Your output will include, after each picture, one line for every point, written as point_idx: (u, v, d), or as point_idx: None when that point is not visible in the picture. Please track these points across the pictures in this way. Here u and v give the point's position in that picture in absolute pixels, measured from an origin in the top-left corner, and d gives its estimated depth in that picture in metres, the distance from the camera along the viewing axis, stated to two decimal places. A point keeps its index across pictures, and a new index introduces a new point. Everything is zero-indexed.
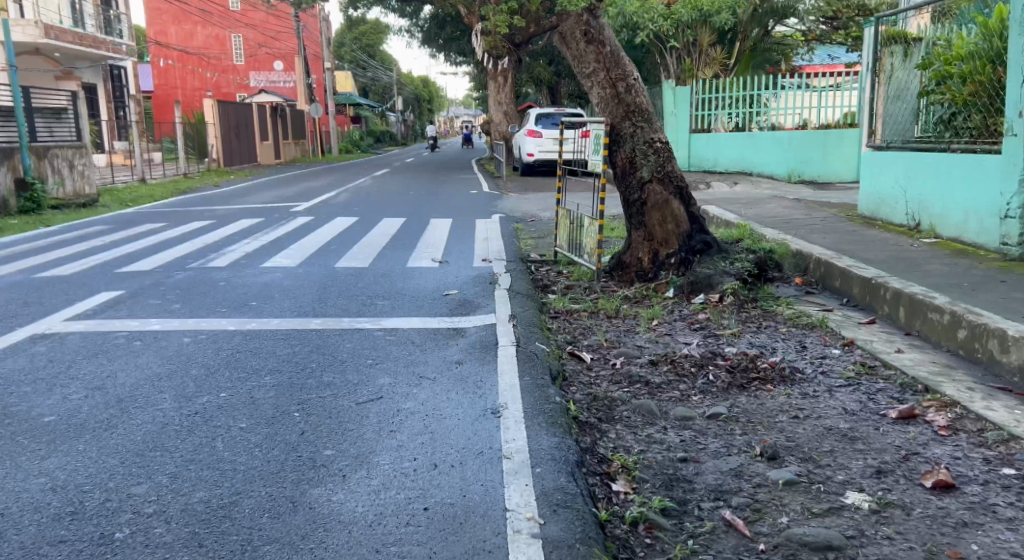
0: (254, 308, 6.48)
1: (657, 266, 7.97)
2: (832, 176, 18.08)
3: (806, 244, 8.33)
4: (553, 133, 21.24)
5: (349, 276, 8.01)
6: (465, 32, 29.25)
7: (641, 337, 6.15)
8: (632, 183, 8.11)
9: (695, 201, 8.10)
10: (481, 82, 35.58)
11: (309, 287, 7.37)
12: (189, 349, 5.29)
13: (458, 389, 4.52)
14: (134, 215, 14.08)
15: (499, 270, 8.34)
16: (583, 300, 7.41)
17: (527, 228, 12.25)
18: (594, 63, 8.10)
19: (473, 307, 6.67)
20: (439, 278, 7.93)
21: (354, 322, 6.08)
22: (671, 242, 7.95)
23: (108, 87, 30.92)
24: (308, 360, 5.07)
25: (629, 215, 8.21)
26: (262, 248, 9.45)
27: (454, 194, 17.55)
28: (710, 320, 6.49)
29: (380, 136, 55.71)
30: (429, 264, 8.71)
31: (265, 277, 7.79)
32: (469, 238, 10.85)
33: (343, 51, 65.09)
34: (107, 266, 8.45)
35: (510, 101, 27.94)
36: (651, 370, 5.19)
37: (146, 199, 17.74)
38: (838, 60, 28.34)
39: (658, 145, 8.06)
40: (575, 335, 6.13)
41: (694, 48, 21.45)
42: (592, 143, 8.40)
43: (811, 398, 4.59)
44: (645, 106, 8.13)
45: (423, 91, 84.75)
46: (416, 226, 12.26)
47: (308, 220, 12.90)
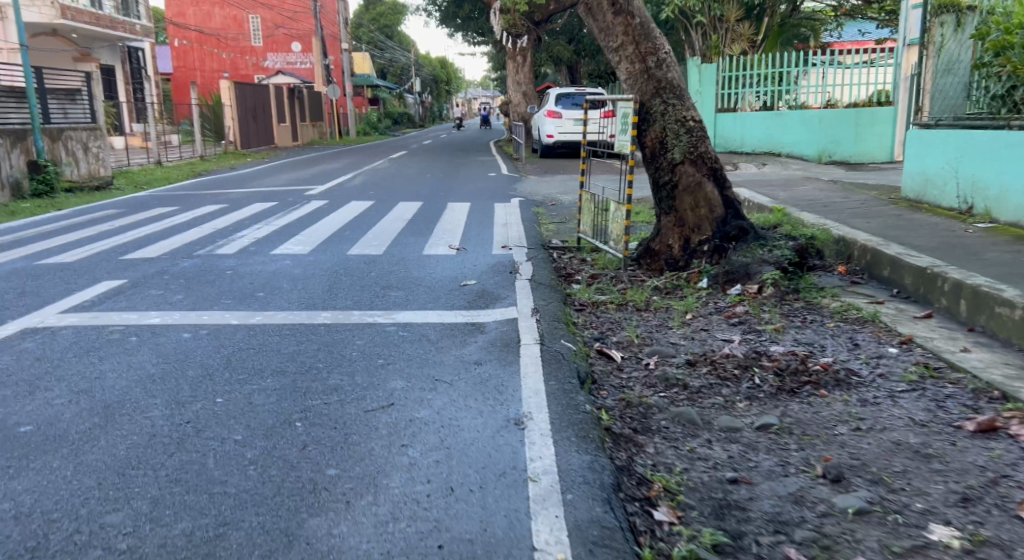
0: (260, 300, 6.05)
1: (688, 254, 7.47)
2: (868, 156, 17.31)
3: (850, 231, 7.81)
4: (574, 113, 20.66)
5: (363, 264, 7.57)
6: (484, 10, 28.64)
7: (675, 332, 5.67)
8: (662, 165, 7.59)
9: (730, 183, 7.57)
10: (500, 62, 34.99)
11: (320, 277, 6.93)
12: (188, 345, 4.87)
13: (477, 395, 4.07)
14: (145, 198, 13.70)
15: (519, 258, 7.87)
16: (610, 290, 6.93)
17: (548, 213, 11.77)
18: (621, 36, 7.58)
19: (494, 299, 6.22)
20: (457, 267, 7.48)
21: (365, 317, 5.63)
22: (704, 227, 7.43)
23: (126, 69, 30.56)
24: (315, 359, 4.63)
25: (659, 199, 7.71)
26: (273, 234, 9.04)
27: (473, 176, 17.07)
28: (750, 314, 6.01)
29: (398, 118, 55.26)
30: (446, 252, 8.26)
31: (274, 266, 7.36)
32: (487, 223, 10.39)
33: (361, 32, 64.54)
34: (111, 252, 8.05)
35: (530, 81, 27.35)
36: (690, 371, 4.73)
37: (161, 182, 17.37)
38: (869, 36, 27.49)
39: (691, 124, 7.53)
40: (604, 331, 5.67)
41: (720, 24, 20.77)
42: (619, 122, 7.88)
43: (871, 407, 4.12)
44: (676, 80, 7.60)
45: (441, 72, 84.09)
46: (432, 211, 11.81)
47: (322, 204, 12.48)
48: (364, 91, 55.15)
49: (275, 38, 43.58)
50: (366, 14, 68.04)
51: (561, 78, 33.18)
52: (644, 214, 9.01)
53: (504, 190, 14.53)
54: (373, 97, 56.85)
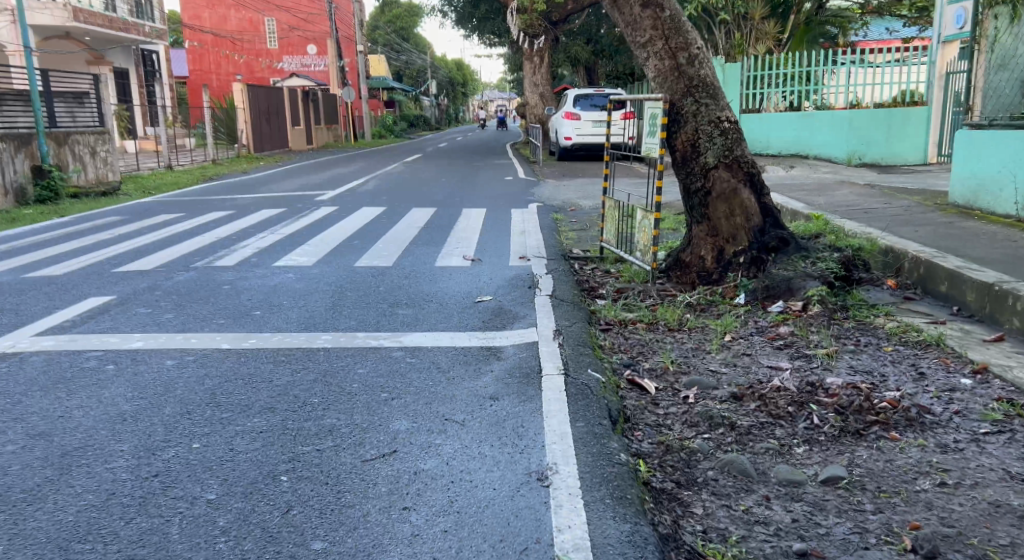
0: (256, 319, 5.51)
1: (722, 267, 6.90)
2: (898, 159, 16.59)
3: (900, 240, 7.20)
4: (592, 116, 20.08)
5: (371, 277, 7.03)
6: (500, 11, 28.16)
7: (713, 356, 5.11)
8: (694, 170, 7.01)
9: (768, 190, 6.99)
10: (517, 64, 34.49)
11: (323, 292, 6.39)
12: (171, 373, 4.33)
13: (494, 439, 3.52)
14: (151, 204, 13.26)
15: (538, 270, 7.33)
16: (638, 307, 6.37)
17: (567, 219, 11.18)
18: (650, 30, 7.01)
19: (511, 318, 5.67)
20: (472, 281, 6.93)
21: (368, 340, 5.08)
22: (739, 237, 6.86)
23: (140, 72, 30.25)
24: (310, 393, 4.08)
25: (690, 207, 7.13)
26: (278, 244, 8.52)
27: (489, 181, 16.54)
28: (796, 336, 5.46)
29: (413, 120, 54.93)
30: (460, 263, 7.72)
31: (276, 279, 6.83)
32: (503, 231, 9.86)
33: (377, 34, 64.31)
34: (104, 263, 7.55)
35: (547, 83, 26.75)
36: (736, 406, 4.15)
37: (170, 186, 16.94)
38: (896, 34, 26.72)
39: (725, 125, 6.93)
40: (635, 355, 5.10)
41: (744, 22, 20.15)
42: (645, 123, 7.31)
43: (954, 454, 3.53)
44: (709, 77, 7.00)
45: (456, 73, 83.79)
46: (446, 217, 11.28)
47: (331, 210, 11.97)
48: (379, 93, 54.80)
49: (290, 40, 43.27)
50: (381, 16, 67.78)
51: (578, 80, 32.64)
52: (672, 221, 8.46)
53: (522, 195, 14.00)
54: (388, 100, 56.50)
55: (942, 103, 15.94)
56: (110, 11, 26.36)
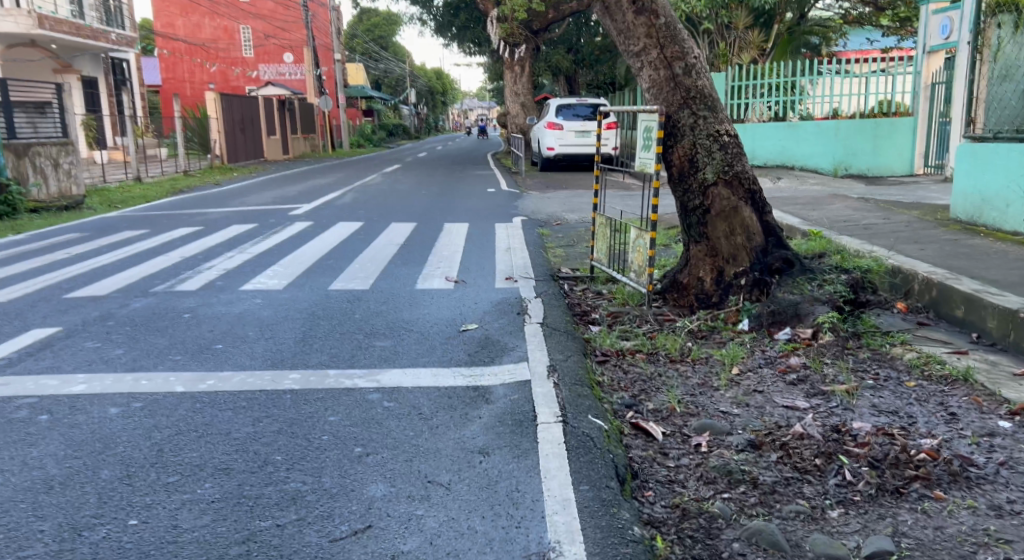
0: (217, 354, 4.99)
1: (722, 290, 6.47)
2: (885, 169, 16.27)
3: (909, 261, 6.79)
4: (576, 125, 19.66)
5: (345, 303, 6.52)
6: (480, 20, 27.80)
7: (723, 393, 4.64)
8: (692, 187, 6.58)
9: (770, 207, 6.58)
10: (496, 73, 34.09)
11: (293, 321, 5.88)
12: (114, 424, 3.82)
13: (484, 511, 3.04)
14: (116, 219, 12.66)
15: (527, 293, 6.86)
16: (635, 334, 5.91)
17: (553, 235, 10.72)
18: (644, 38, 6.58)
19: (499, 351, 5.18)
20: (455, 306, 6.44)
21: (340, 379, 4.57)
22: (740, 258, 6.44)
23: (110, 81, 29.53)
24: (272, 449, 3.58)
25: (687, 225, 6.70)
26: (246, 264, 7.98)
27: (470, 193, 16.06)
28: (809, 368, 5.01)
29: (393, 130, 54.41)
30: (442, 285, 7.23)
31: (240, 306, 6.30)
32: (488, 248, 9.38)
33: (355, 42, 63.84)
34: (54, 288, 6.98)
35: (528, 92, 26.33)
36: (755, 457, 3.69)
37: (137, 200, 16.31)
38: (876, 44, 26.57)
39: (725, 139, 6.51)
40: (637, 394, 4.62)
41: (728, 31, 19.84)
42: (639, 137, 6.87)
43: (1012, 519, 3.10)
44: (707, 88, 6.58)
45: (436, 82, 83.42)
46: (426, 233, 10.78)
47: (306, 225, 11.44)
48: (358, 102, 54.20)
49: (266, 48, 42.64)
50: (360, 25, 67.27)
51: (558, 88, 32.28)
52: (668, 240, 8.04)
53: (504, 208, 13.52)
54: (366, 109, 55.92)
55: (929, 113, 15.76)
56: (77, 19, 25.70)
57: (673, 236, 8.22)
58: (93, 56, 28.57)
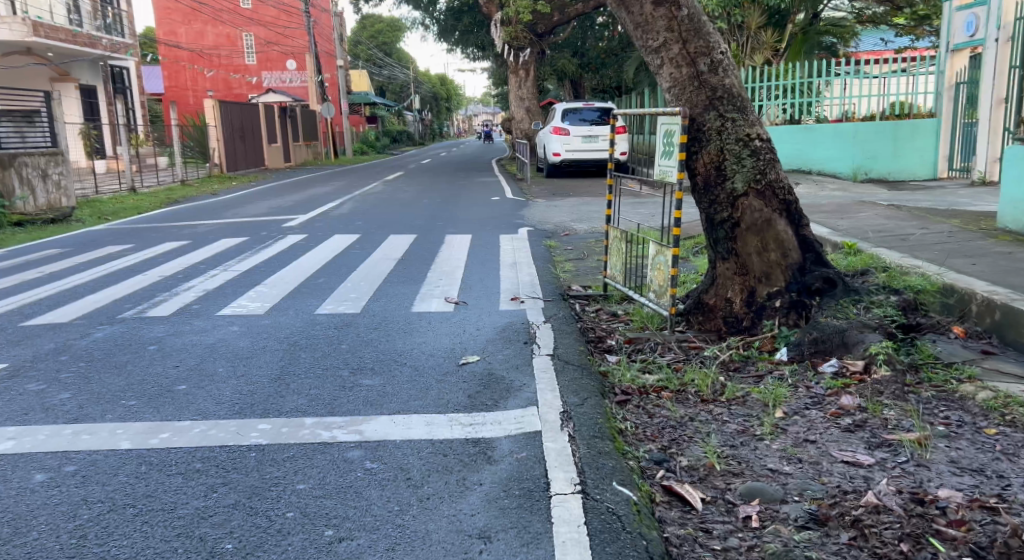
0: (177, 396, 4.30)
1: (754, 313, 5.79)
2: (907, 174, 15.48)
3: (962, 278, 6.08)
4: (583, 130, 18.99)
5: (333, 329, 5.84)
6: (484, 23, 27.19)
7: (770, 444, 3.94)
8: (719, 198, 5.88)
9: (808, 219, 5.87)
10: (501, 78, 33.45)
11: (271, 353, 5.19)
12: (34, 498, 3.14)
13: None
14: (101, 233, 12.02)
15: (536, 317, 6.17)
16: (658, 367, 5.22)
17: (561, 247, 10.05)
18: (664, 32, 5.89)
19: (505, 391, 4.47)
20: (455, 333, 5.74)
21: (316, 429, 3.87)
22: (774, 277, 5.75)
23: (108, 89, 29.03)
24: (222, 533, 2.90)
25: (714, 240, 6.01)
26: (229, 285, 7.31)
27: (474, 201, 15.37)
28: (866, 410, 4.31)
29: (397, 136, 53.96)
30: (442, 308, 6.55)
31: (214, 334, 5.61)
32: (493, 264, 8.69)
33: (359, 49, 63.57)
34: (13, 313, 6.31)
35: (533, 97, 25.62)
36: (822, 539, 2.99)
37: (128, 211, 15.69)
38: (889, 45, 25.75)
39: (756, 144, 5.81)
40: (667, 446, 3.92)
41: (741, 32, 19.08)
42: (659, 142, 6.19)
43: None
44: (735, 86, 5.88)
45: (440, 89, 83.08)
46: (426, 246, 10.11)
47: (299, 238, 10.77)
48: (361, 109, 53.62)
49: (269, 55, 42.13)
50: (364, 32, 66.79)
51: (564, 93, 31.63)
52: (690, 257, 7.39)
53: (510, 218, 12.84)
54: (370, 115, 55.35)
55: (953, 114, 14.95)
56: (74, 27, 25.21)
57: (695, 251, 7.55)
58: (91, 63, 28.06)
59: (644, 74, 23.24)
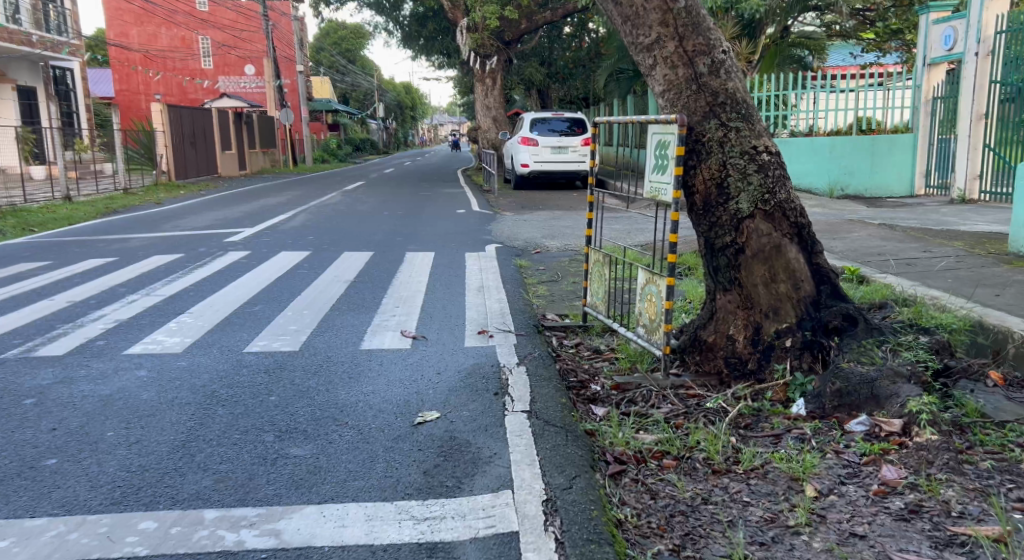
0: (43, 475, 3.36)
1: (761, 354, 4.96)
2: (883, 189, 14.92)
3: (993, 313, 5.28)
4: (551, 140, 18.23)
5: (261, 374, 4.90)
6: (449, 29, 26.40)
7: (808, 544, 3.10)
8: (720, 220, 5.04)
9: (822, 245, 5.05)
10: (466, 86, 32.54)
11: (179, 409, 4.24)
12: None
13: None
14: (21, 248, 10.91)
15: (507, 357, 5.26)
16: (655, 425, 4.36)
17: (532, 268, 9.19)
18: (657, 27, 5.07)
19: (471, 464, 3.56)
20: (409, 379, 4.81)
21: (218, 530, 2.97)
22: (784, 312, 4.93)
23: (50, 91, 27.61)
24: None
25: (715, 267, 5.18)
26: (148, 315, 6.33)
27: (437, 214, 14.48)
28: (922, 488, 3.46)
29: (360, 145, 52.88)
30: (397, 344, 5.62)
31: (112, 382, 4.65)
32: (457, 287, 7.78)
33: (322, 55, 62.60)
34: None
35: (500, 106, 24.76)
36: None
37: (59, 222, 14.51)
38: (857, 60, 25.31)
39: (764, 158, 4.97)
40: (679, 549, 3.05)
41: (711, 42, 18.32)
42: (649, 155, 5.38)
43: None
44: (737, 89, 5.05)
45: (405, 98, 82.17)
46: (383, 265, 9.18)
47: (241, 255, 9.78)
48: (322, 116, 52.31)
49: (225, 59, 40.79)
50: (326, 38, 65.48)
51: (530, 103, 30.85)
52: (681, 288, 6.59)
53: (476, 233, 11.96)
54: (332, 123, 54.17)
55: (929, 129, 14.35)
56: (12, 26, 23.90)
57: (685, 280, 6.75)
58: (30, 64, 26.66)
59: (614, 86, 22.41)
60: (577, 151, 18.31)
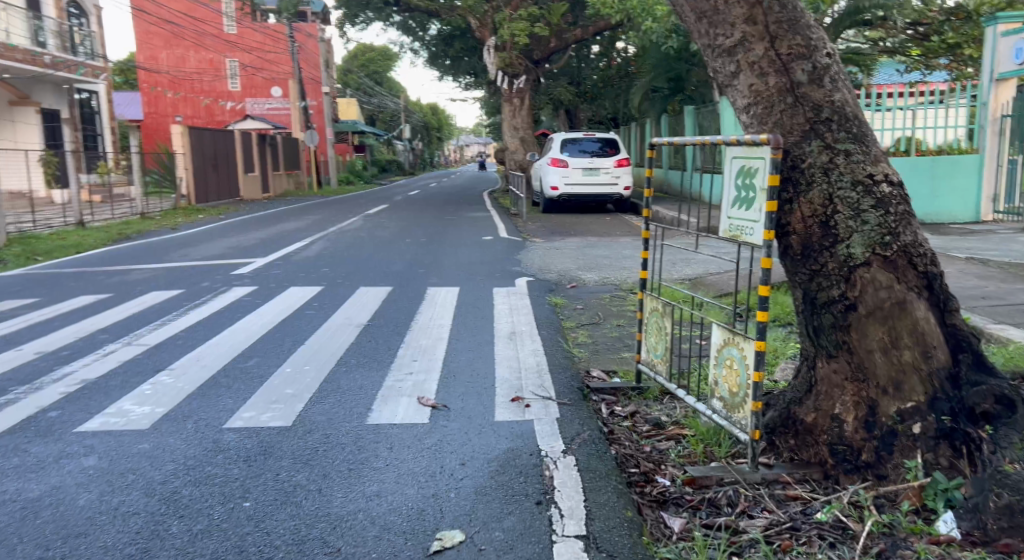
0: None
1: (880, 441, 3.84)
2: (944, 216, 13.36)
3: None
4: (583, 162, 17.17)
5: (242, 464, 3.86)
6: (477, 48, 25.58)
7: None
8: (825, 269, 3.95)
9: (957, 302, 3.93)
10: (492, 107, 31.75)
11: (121, 525, 3.22)
12: None
13: None
14: (13, 281, 10.04)
15: (550, 440, 4.18)
16: (752, 550, 3.29)
17: (569, 307, 8.14)
18: (742, 24, 4.01)
19: None
20: (427, 474, 3.75)
21: None
22: (912, 389, 3.81)
23: (74, 115, 27.13)
24: None
25: (816, 328, 4.08)
26: (121, 373, 5.34)
27: (462, 241, 13.51)
28: None
29: (385, 167, 52.34)
30: (421, 414, 4.60)
31: (48, 479, 3.64)
32: (485, 333, 6.73)
33: (349, 77, 62.33)
34: None
35: (528, 126, 23.81)
36: None
37: (66, 250, 13.70)
38: (904, 77, 24.00)
39: (884, 189, 3.88)
40: None
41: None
42: (727, 186, 4.33)
43: None
44: (846, 100, 3.97)
45: (431, 119, 81.83)
46: (403, 303, 8.16)
47: (247, 291, 8.81)
48: (348, 138, 51.93)
49: (252, 81, 40.38)
50: (354, 60, 65.49)
51: (559, 124, 29.93)
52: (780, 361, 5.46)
53: (505, 263, 10.91)
54: (358, 145, 53.76)
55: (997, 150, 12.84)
56: (36, 48, 23.45)
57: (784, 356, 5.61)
58: (56, 87, 26.27)
59: (649, 105, 21.42)
60: (609, 173, 17.28)
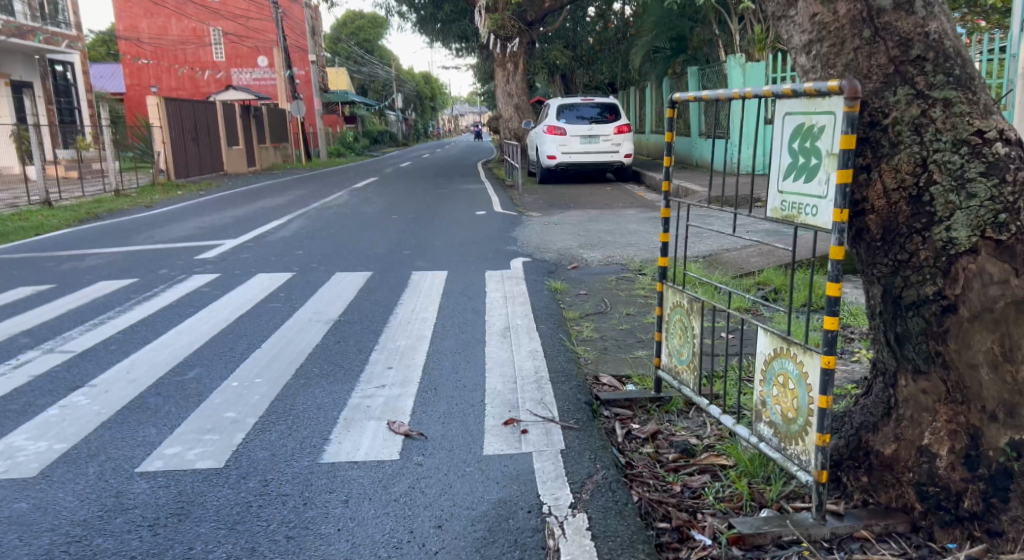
0: None
1: (989, 485, 2.87)
2: None
3: None
4: (580, 129, 16.08)
5: (144, 533, 2.91)
6: (468, 10, 24.27)
7: None
8: (915, 256, 2.97)
9: None
10: (484, 73, 30.45)
11: None
12: None
13: None
14: None
15: (553, 486, 3.23)
16: None
17: (571, 292, 7.18)
18: None
19: None
20: (389, 546, 2.81)
21: None
22: None
23: (47, 87, 25.84)
24: None
25: (900, 334, 3.11)
26: (27, 393, 4.36)
27: (454, 217, 12.51)
28: None
29: (377, 138, 51.09)
30: (391, 446, 3.65)
31: None
32: (475, 329, 5.77)
33: (339, 46, 60.75)
34: None
35: (523, 93, 22.64)
36: None
37: (23, 232, 12.64)
38: None
39: (997, 149, 2.88)
40: None
41: (736, 17, 15.94)
42: (776, 151, 3.34)
43: None
44: (945, 31, 2.98)
45: (424, 88, 80.18)
46: (383, 291, 7.17)
47: (208, 279, 7.81)
48: (337, 107, 50.45)
49: (237, 51, 38.99)
50: (344, 29, 64.00)
51: (555, 90, 28.69)
52: (852, 364, 4.63)
53: (498, 242, 9.90)
54: (349, 115, 52.38)
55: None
56: None
57: (852, 359, 4.77)
58: (26, 58, 24.98)
59: (649, 67, 20.22)
60: (609, 140, 16.21)
